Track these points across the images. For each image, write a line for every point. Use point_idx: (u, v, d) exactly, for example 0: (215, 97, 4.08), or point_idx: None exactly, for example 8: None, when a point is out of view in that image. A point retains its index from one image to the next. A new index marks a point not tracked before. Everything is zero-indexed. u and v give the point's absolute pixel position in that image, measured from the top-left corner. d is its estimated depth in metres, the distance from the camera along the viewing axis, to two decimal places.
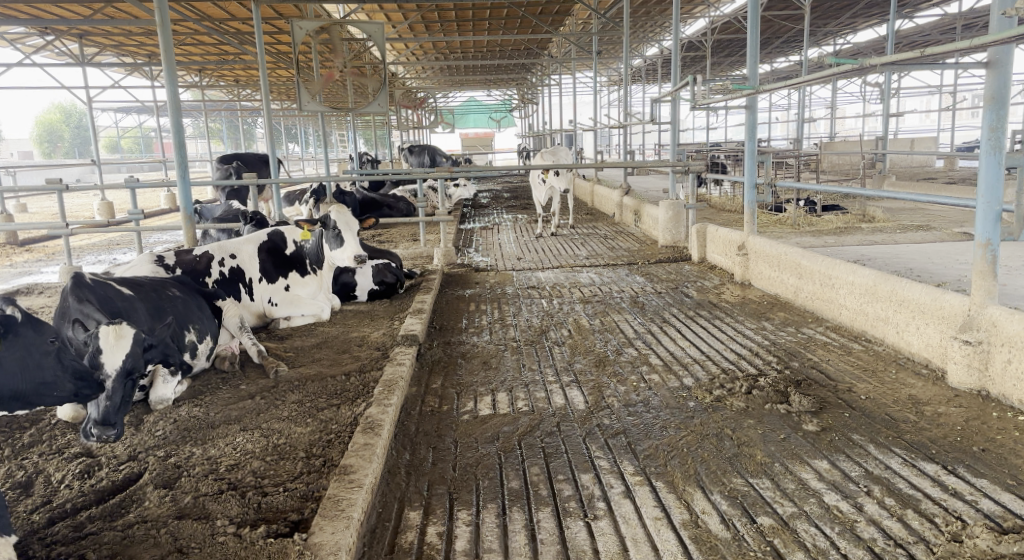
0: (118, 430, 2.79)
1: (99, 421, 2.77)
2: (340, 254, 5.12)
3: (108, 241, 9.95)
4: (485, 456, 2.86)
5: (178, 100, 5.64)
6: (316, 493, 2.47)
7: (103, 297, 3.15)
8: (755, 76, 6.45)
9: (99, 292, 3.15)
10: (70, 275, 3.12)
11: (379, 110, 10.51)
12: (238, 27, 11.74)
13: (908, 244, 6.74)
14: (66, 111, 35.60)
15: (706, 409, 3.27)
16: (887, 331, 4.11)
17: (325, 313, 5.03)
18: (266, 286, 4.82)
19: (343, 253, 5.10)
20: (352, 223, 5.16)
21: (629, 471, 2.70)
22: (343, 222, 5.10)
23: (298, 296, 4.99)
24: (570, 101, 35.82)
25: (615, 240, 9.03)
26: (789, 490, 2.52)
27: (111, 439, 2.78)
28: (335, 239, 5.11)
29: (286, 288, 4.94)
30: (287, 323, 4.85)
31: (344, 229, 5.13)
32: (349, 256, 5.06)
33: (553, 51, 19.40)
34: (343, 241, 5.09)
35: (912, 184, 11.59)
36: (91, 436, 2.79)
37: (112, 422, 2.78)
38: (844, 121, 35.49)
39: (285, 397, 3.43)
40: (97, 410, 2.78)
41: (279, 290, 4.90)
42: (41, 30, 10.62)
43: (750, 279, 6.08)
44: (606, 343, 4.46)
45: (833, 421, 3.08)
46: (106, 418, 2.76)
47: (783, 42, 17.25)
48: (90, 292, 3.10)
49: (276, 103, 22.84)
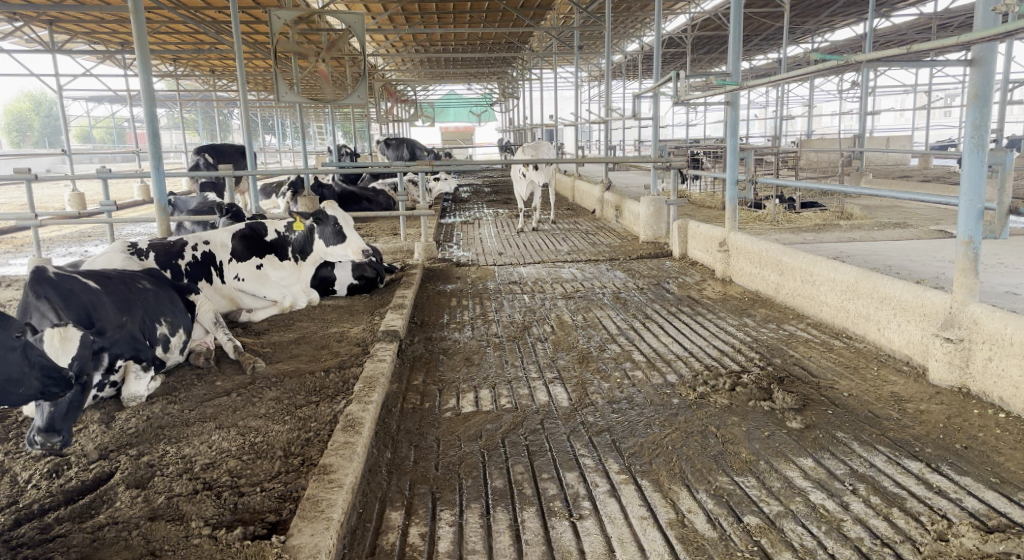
0: (64, 436, 2.75)
1: (42, 427, 2.73)
2: (340, 248, 5.57)
3: (79, 232, 9.72)
4: (469, 454, 2.82)
5: (151, 89, 5.48)
6: (294, 493, 2.40)
7: (68, 290, 3.01)
8: (737, 73, 6.45)
9: (62, 286, 2.99)
10: (30, 269, 2.98)
11: (359, 102, 10.36)
12: (215, 16, 11.52)
13: (885, 241, 6.82)
14: (36, 100, 34.83)
15: (690, 406, 3.25)
16: (868, 328, 4.13)
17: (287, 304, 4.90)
18: (237, 266, 4.74)
19: (340, 245, 5.46)
20: (343, 217, 5.48)
21: (614, 469, 2.67)
22: (338, 216, 5.40)
23: (268, 278, 4.90)
24: (551, 95, 35.80)
25: (597, 236, 9.02)
26: (775, 489, 2.51)
27: (56, 447, 2.74)
28: (332, 234, 5.39)
29: (257, 267, 4.85)
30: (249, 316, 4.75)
31: (338, 224, 5.42)
32: (349, 247, 5.51)
33: (535, 45, 19.34)
34: (340, 234, 5.44)
35: (888, 182, 11.73)
36: (34, 444, 2.75)
37: (56, 429, 2.74)
38: (821, 119, 35.95)
39: (262, 394, 3.35)
40: (43, 417, 2.74)
41: (248, 268, 4.80)
42: (9, 16, 10.33)
43: (731, 275, 6.10)
44: (589, 339, 4.43)
45: (817, 419, 3.08)
46: (51, 426, 2.72)
47: (762, 39, 17.34)
48: (51, 287, 2.95)
49: (254, 94, 22.51)
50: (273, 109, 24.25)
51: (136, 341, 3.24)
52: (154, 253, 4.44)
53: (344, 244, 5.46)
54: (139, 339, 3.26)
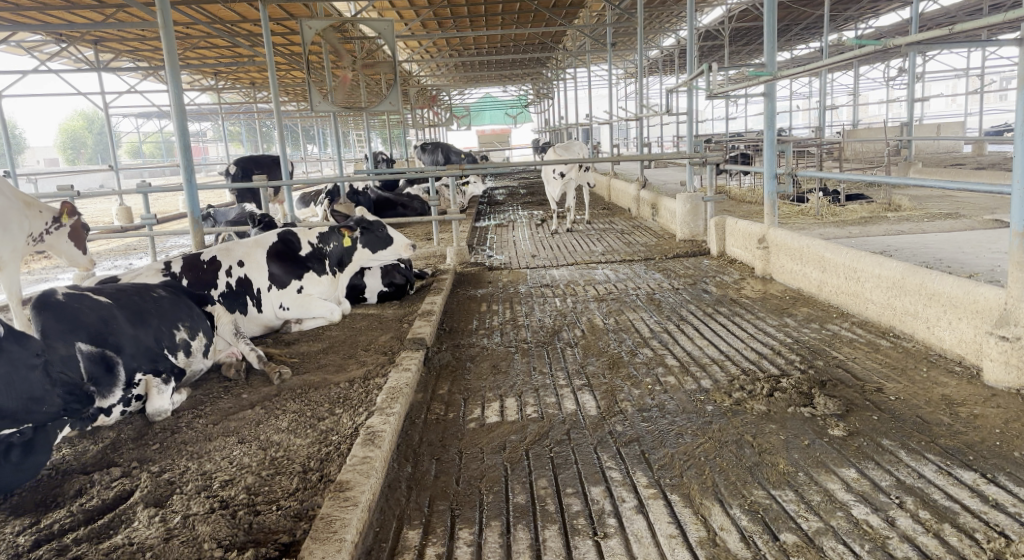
0: None
1: None
2: (389, 252, 5.46)
3: (125, 246, 9.97)
4: (491, 468, 2.72)
5: (180, 102, 5.53)
6: (310, 511, 2.36)
7: (74, 312, 3.02)
8: (773, 64, 6.18)
9: (66, 308, 3.01)
10: (36, 295, 3.01)
11: (392, 108, 10.37)
12: (250, 29, 11.71)
13: (937, 233, 6.49)
14: (89, 118, 36.25)
15: (725, 414, 3.10)
16: (917, 326, 3.91)
17: (335, 315, 4.91)
18: (277, 292, 4.70)
19: (394, 247, 5.47)
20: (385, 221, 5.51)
21: (642, 483, 2.54)
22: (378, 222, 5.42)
23: (309, 296, 4.88)
24: (587, 94, 35.55)
25: (632, 235, 8.84)
26: (815, 503, 2.34)
27: None
28: (378, 241, 5.41)
29: (297, 290, 4.83)
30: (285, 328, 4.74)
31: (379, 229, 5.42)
32: (402, 248, 5.49)
33: (568, 44, 19.17)
34: (389, 239, 5.44)
35: (939, 170, 11.23)
36: None
37: None
38: (867, 107, 34.96)
39: (285, 407, 3.31)
40: None
41: (290, 294, 4.78)
42: (56, 38, 10.68)
43: (771, 273, 5.88)
44: (620, 343, 4.30)
45: (861, 425, 2.89)
46: None
47: (802, 28, 16.87)
48: (55, 311, 2.97)
49: (293, 104, 22.92)
50: (312, 119, 24.67)
51: (152, 353, 3.27)
52: (188, 279, 4.38)
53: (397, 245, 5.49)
54: (155, 351, 3.29)
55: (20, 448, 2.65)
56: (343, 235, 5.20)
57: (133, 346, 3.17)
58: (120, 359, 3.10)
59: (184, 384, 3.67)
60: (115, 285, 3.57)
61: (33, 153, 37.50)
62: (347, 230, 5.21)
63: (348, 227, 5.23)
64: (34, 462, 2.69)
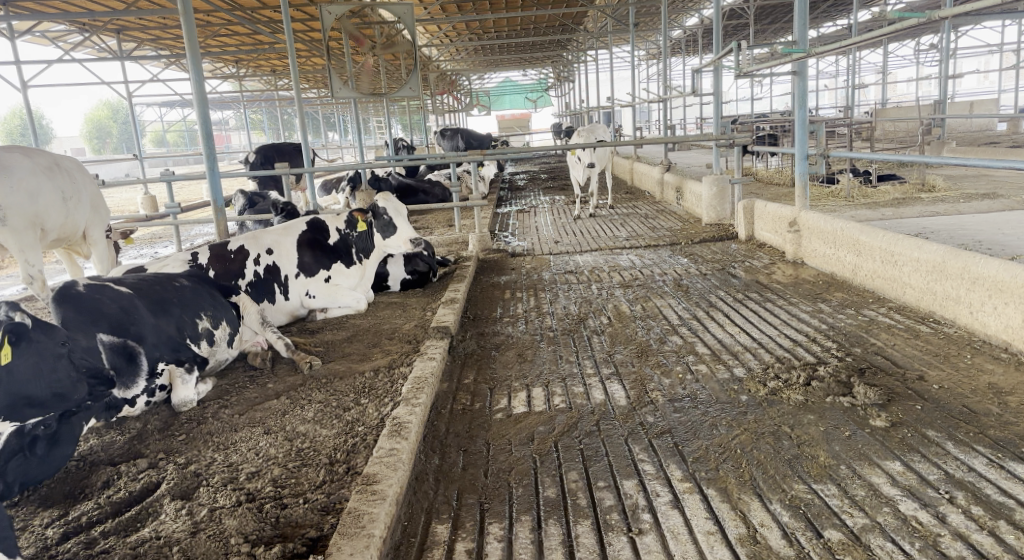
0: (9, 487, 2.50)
1: None
2: (395, 242, 5.23)
3: (150, 234, 10.05)
4: (519, 461, 2.65)
5: (202, 89, 5.49)
6: (337, 505, 2.31)
7: (94, 303, 3.01)
8: (804, 41, 5.96)
9: (86, 298, 3.00)
10: (57, 287, 3.00)
11: (412, 93, 10.28)
12: (269, 16, 11.66)
13: (975, 214, 6.28)
14: (114, 108, 36.70)
15: (760, 404, 3.00)
16: (959, 311, 3.77)
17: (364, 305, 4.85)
18: (305, 280, 4.68)
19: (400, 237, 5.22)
20: (399, 208, 5.27)
21: (677, 476, 2.46)
22: (391, 209, 5.21)
23: (337, 286, 4.84)
24: (608, 77, 35.08)
25: (657, 220, 8.70)
26: (860, 498, 2.24)
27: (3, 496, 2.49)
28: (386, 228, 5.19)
29: (325, 279, 4.79)
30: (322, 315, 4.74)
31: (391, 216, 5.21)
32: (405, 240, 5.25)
33: (589, 25, 18.90)
34: (395, 227, 5.22)
35: (974, 149, 10.88)
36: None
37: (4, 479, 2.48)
38: (896, 84, 34.18)
39: (311, 397, 3.28)
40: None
41: (317, 282, 4.75)
42: (79, 27, 10.73)
43: (803, 257, 5.73)
44: (648, 330, 4.20)
45: (904, 415, 2.77)
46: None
47: (830, 5, 16.43)
48: (76, 302, 2.96)
49: (313, 91, 22.92)
50: (333, 107, 24.64)
51: (174, 342, 3.26)
52: (216, 269, 4.38)
53: (405, 233, 5.24)
54: (178, 340, 3.29)
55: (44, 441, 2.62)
56: (356, 220, 4.95)
57: (155, 336, 3.16)
58: (143, 348, 3.09)
59: (210, 374, 3.65)
60: (137, 276, 3.55)
61: (60, 144, 38.04)
62: (360, 214, 4.96)
63: (362, 211, 4.97)
64: (59, 454, 2.68)
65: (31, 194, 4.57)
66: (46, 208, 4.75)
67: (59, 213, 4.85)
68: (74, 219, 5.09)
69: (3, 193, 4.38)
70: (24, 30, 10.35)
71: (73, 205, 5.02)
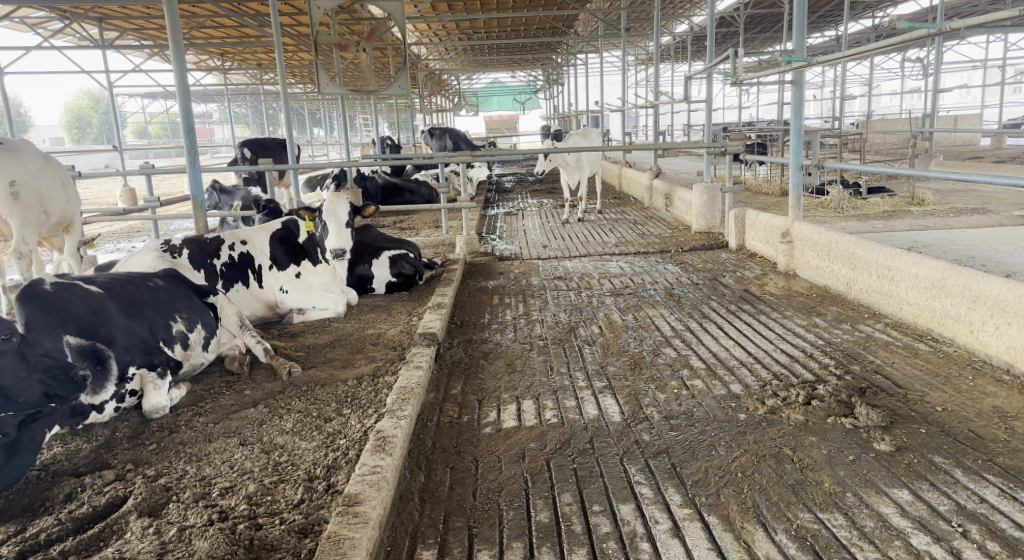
0: None
1: None
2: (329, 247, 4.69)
3: (128, 228, 9.80)
4: (509, 480, 2.52)
5: (183, 80, 5.29)
6: (316, 527, 2.16)
7: (59, 304, 2.82)
8: (803, 50, 5.86)
9: (53, 299, 2.83)
10: (23, 285, 2.82)
11: (400, 92, 10.07)
12: (256, 9, 11.44)
13: (965, 229, 6.25)
14: (95, 98, 36.03)
15: (760, 423, 2.88)
16: (958, 330, 3.70)
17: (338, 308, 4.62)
18: (278, 275, 4.55)
19: (330, 245, 4.64)
20: (341, 211, 4.68)
21: (676, 501, 2.34)
22: (328, 210, 4.66)
23: (311, 284, 4.66)
24: (596, 80, 35.03)
25: (645, 227, 8.59)
26: (869, 529, 2.15)
27: None
28: (325, 230, 4.69)
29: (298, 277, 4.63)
30: (300, 316, 4.53)
31: (330, 219, 4.67)
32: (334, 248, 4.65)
33: (579, 29, 18.78)
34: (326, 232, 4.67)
35: (960, 163, 10.87)
36: None
37: None
38: (880, 96, 34.43)
39: (289, 406, 3.11)
40: None
41: (290, 279, 4.60)
42: (60, 14, 10.48)
43: (795, 269, 5.65)
44: (640, 342, 4.08)
45: (908, 439, 2.67)
46: None
47: (819, 17, 16.45)
48: (42, 303, 2.78)
49: (299, 87, 22.57)
50: (319, 103, 24.31)
51: (147, 346, 3.07)
52: (188, 250, 4.28)
53: (335, 241, 4.64)
54: (151, 343, 3.10)
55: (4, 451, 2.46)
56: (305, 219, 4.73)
57: (126, 338, 2.97)
58: (112, 352, 2.90)
59: (183, 379, 3.48)
60: (109, 274, 3.37)
61: (39, 132, 37.28)
62: (306, 213, 4.70)
63: (308, 210, 4.71)
64: (17, 464, 2.49)
65: (39, 175, 4.71)
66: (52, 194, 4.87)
67: (58, 199, 4.88)
68: (75, 207, 5.16)
69: (18, 171, 4.55)
70: (2, 16, 10.07)
71: (71, 192, 5.09)
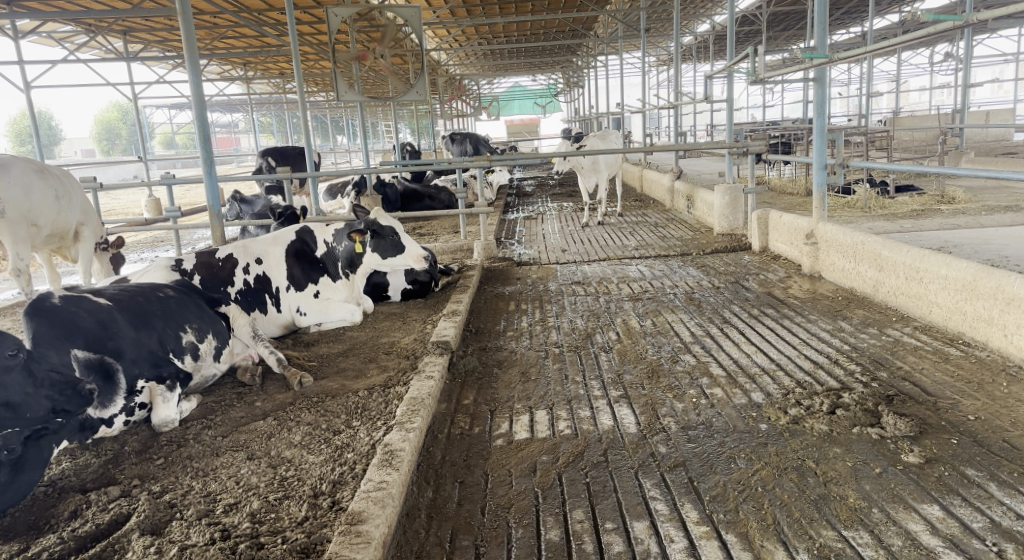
0: None
1: None
2: (400, 260, 4.86)
3: (152, 237, 9.93)
4: (519, 496, 2.45)
5: (199, 91, 5.30)
6: (318, 547, 2.10)
7: (66, 317, 2.81)
8: (825, 47, 5.69)
9: (61, 313, 2.81)
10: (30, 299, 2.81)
11: (419, 97, 10.07)
12: (277, 18, 11.55)
13: (997, 227, 6.04)
14: (124, 111, 36.67)
15: (782, 434, 2.77)
16: (992, 333, 3.54)
17: (357, 317, 4.65)
18: (295, 295, 4.46)
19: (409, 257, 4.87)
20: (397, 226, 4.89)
21: (692, 518, 2.25)
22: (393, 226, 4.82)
23: (329, 300, 4.60)
24: (617, 81, 34.91)
25: (666, 229, 8.47)
26: (897, 549, 2.03)
27: None
28: (392, 247, 4.82)
29: (315, 295, 4.56)
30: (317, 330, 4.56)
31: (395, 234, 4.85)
32: (412, 258, 4.88)
33: (600, 31, 18.69)
34: (401, 246, 4.83)
35: (992, 160, 10.55)
36: None
37: None
38: (908, 92, 33.67)
39: (299, 418, 3.07)
40: None
41: (308, 298, 4.52)
42: (85, 28, 10.67)
43: (820, 271, 5.49)
44: (658, 348, 3.98)
45: (938, 451, 2.55)
46: None
47: (844, 13, 16.16)
48: (50, 316, 2.77)
49: (321, 96, 22.76)
50: (341, 111, 24.50)
51: (156, 358, 3.05)
52: (200, 275, 4.22)
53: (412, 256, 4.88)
54: (161, 355, 3.08)
55: (11, 466, 2.46)
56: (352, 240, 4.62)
57: (134, 351, 2.95)
58: (120, 364, 2.89)
59: (195, 391, 3.46)
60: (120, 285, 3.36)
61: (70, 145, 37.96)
62: (356, 235, 4.60)
63: (358, 232, 4.60)
64: (24, 480, 2.48)
65: (26, 190, 4.78)
66: (40, 207, 4.94)
67: (48, 212, 4.99)
68: (67, 218, 5.25)
69: (6, 189, 4.63)
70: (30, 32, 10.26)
71: (65, 202, 5.18)
